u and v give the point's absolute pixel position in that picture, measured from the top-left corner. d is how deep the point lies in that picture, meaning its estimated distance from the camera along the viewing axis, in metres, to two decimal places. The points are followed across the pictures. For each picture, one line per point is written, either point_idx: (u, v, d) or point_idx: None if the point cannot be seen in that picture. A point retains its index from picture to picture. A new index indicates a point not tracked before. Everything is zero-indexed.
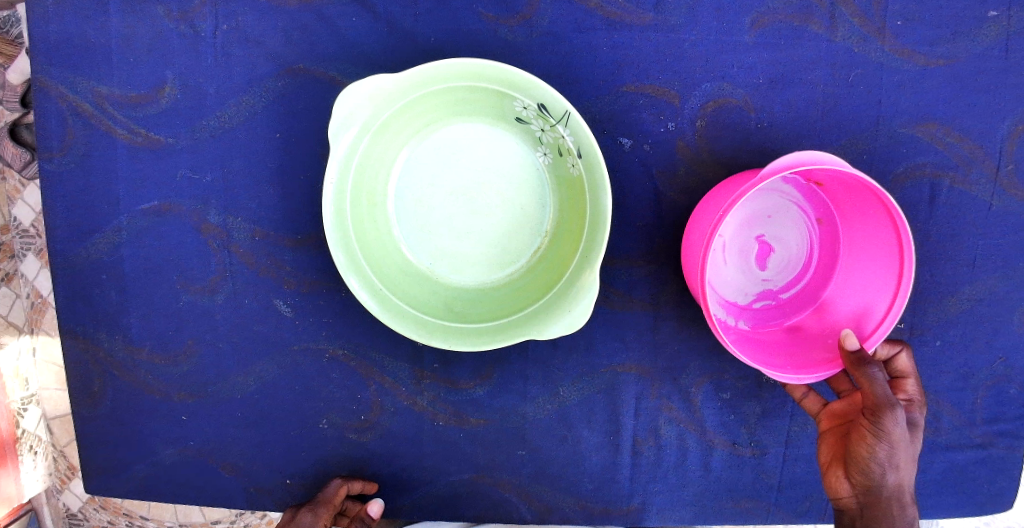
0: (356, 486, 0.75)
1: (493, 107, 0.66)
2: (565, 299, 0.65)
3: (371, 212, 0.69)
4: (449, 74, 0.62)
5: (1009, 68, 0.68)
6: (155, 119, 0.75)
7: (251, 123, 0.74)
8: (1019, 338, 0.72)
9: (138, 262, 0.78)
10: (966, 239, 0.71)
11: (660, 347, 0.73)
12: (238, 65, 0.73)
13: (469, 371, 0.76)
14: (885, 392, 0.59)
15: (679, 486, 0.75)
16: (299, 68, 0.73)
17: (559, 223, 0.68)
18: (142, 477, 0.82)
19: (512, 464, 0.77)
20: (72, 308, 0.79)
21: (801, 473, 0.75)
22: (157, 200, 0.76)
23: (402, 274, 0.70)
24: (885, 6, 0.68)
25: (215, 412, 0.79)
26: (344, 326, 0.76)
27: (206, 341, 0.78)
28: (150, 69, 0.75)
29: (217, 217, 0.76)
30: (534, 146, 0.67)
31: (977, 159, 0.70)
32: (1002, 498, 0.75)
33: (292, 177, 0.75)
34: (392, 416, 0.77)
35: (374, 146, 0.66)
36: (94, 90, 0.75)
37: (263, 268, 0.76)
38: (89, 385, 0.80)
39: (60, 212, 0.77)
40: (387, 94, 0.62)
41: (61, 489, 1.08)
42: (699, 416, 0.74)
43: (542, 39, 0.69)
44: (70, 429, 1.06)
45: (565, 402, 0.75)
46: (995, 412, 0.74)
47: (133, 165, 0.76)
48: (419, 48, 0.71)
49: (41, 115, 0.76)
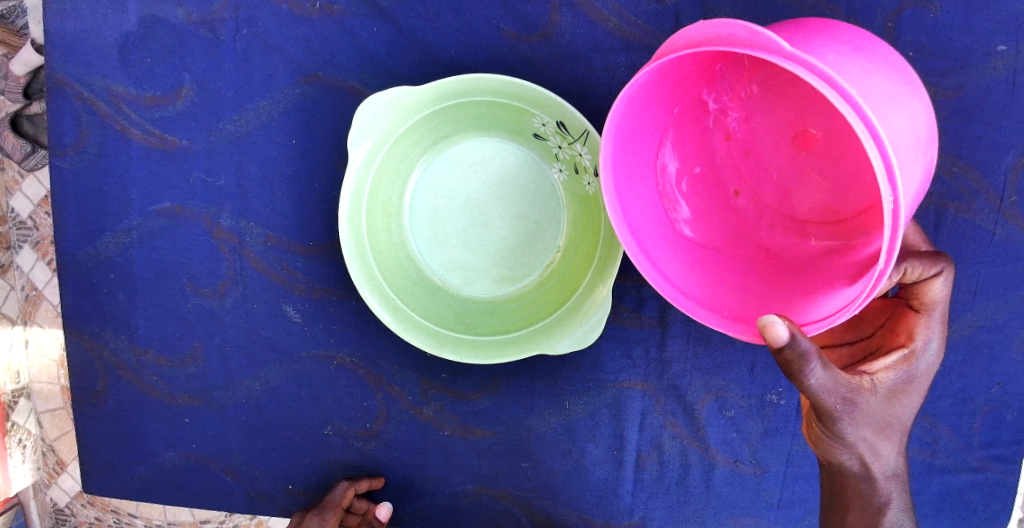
0: (363, 484, 0.76)
1: (512, 123, 0.67)
2: (578, 314, 0.65)
3: (386, 222, 0.69)
4: (469, 89, 0.63)
5: (1016, 101, 0.70)
6: (171, 121, 0.76)
7: (267, 130, 0.74)
8: (1017, 367, 0.73)
9: (148, 264, 0.78)
10: (968, 266, 0.72)
11: (666, 364, 0.74)
12: (256, 71, 0.74)
13: (477, 383, 0.76)
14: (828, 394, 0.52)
15: (679, 502, 0.76)
16: (318, 76, 0.73)
17: (572, 239, 0.69)
18: (144, 477, 0.82)
19: (515, 475, 0.77)
20: (81, 305, 0.79)
21: (801, 493, 0.75)
22: (170, 201, 0.77)
23: (414, 285, 0.70)
24: (897, 38, 0.70)
25: (220, 415, 0.79)
26: (353, 334, 0.76)
27: (214, 345, 0.78)
28: (169, 72, 0.75)
29: (229, 222, 0.76)
30: (549, 163, 0.68)
31: (980, 190, 0.71)
32: (996, 523, 0.76)
33: (307, 183, 0.75)
34: (397, 425, 0.77)
35: (392, 157, 0.67)
36: (111, 89, 0.76)
37: (273, 274, 0.76)
38: (94, 383, 0.81)
39: (73, 210, 0.78)
40: (407, 106, 0.63)
41: (48, 483, 1.07)
42: (702, 433, 0.75)
43: (561, 56, 0.70)
44: (60, 424, 1.05)
45: (570, 415, 0.76)
46: (991, 437, 0.75)
47: (147, 166, 0.76)
48: (439, 61, 0.72)
49: (57, 113, 0.76)
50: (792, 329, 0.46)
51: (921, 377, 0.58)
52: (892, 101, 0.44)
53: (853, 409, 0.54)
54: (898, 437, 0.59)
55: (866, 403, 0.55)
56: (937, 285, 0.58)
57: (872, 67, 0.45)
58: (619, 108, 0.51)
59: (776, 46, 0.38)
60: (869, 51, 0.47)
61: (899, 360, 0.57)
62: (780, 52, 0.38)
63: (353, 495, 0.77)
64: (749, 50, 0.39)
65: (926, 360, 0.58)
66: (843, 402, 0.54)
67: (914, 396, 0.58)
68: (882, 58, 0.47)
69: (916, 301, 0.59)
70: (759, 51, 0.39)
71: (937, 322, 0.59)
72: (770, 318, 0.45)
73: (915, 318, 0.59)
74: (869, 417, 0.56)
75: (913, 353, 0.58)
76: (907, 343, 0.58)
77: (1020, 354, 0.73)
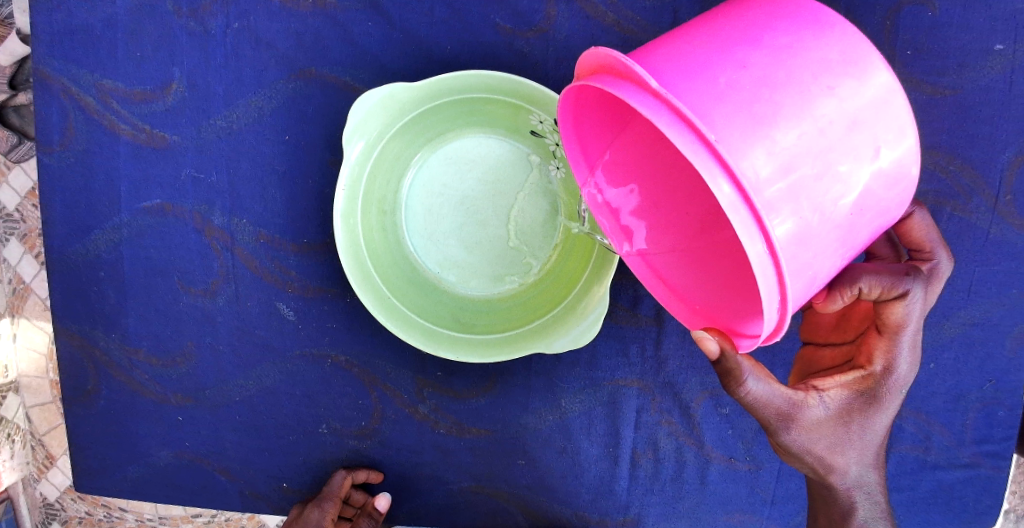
0: (361, 475, 0.76)
1: (508, 120, 0.67)
2: (575, 312, 0.65)
3: (380, 220, 0.68)
4: (465, 85, 0.63)
5: (1012, 99, 0.70)
6: (160, 117, 0.74)
7: (260, 125, 0.73)
8: (1009, 363, 0.74)
9: (137, 262, 0.77)
10: (962, 264, 0.73)
11: (662, 363, 0.74)
12: (248, 65, 0.73)
13: (471, 382, 0.76)
14: (766, 407, 0.54)
15: (674, 499, 0.76)
16: (311, 71, 0.72)
17: (569, 237, 0.68)
18: (136, 477, 0.81)
19: (510, 473, 0.77)
20: (69, 304, 0.78)
21: (795, 488, 0.75)
22: (161, 199, 0.75)
23: (409, 284, 0.69)
24: (896, 35, 0.69)
25: (213, 415, 0.78)
26: (347, 333, 0.75)
27: (206, 344, 0.77)
28: (157, 66, 0.74)
29: (221, 219, 0.75)
30: (546, 160, 0.68)
31: (976, 189, 0.71)
32: (986, 516, 0.77)
33: (300, 181, 0.74)
34: (392, 424, 0.77)
35: (387, 155, 0.66)
36: (98, 84, 0.74)
37: (266, 272, 0.75)
38: (83, 384, 0.79)
39: (60, 207, 0.76)
40: (401, 102, 0.63)
41: (38, 478, 1.06)
42: (697, 431, 0.75)
43: (558, 53, 0.69)
44: (49, 418, 1.04)
45: (567, 413, 0.76)
46: (982, 433, 0.75)
47: (135, 163, 0.75)
48: (433, 57, 0.71)
49: (43, 108, 0.75)
50: (725, 343, 0.50)
51: (883, 399, 0.55)
52: (818, 114, 0.38)
53: (791, 425, 0.55)
54: (861, 453, 0.58)
55: (808, 420, 0.55)
56: (902, 306, 0.52)
57: (799, 70, 0.39)
58: (581, 113, 0.56)
59: (646, 81, 0.37)
60: (807, 46, 0.39)
61: (854, 380, 0.55)
62: (649, 89, 0.37)
63: (352, 485, 0.77)
64: (621, 85, 0.39)
65: (888, 383, 0.55)
66: (777, 417, 0.55)
67: (880, 413, 0.56)
68: (826, 51, 0.40)
69: (880, 322, 0.54)
70: (631, 87, 0.38)
71: (906, 343, 0.54)
72: (702, 333, 0.50)
73: (878, 339, 0.55)
74: (814, 434, 0.56)
75: (870, 375, 0.55)
76: (867, 364, 0.55)
77: (1012, 351, 0.74)
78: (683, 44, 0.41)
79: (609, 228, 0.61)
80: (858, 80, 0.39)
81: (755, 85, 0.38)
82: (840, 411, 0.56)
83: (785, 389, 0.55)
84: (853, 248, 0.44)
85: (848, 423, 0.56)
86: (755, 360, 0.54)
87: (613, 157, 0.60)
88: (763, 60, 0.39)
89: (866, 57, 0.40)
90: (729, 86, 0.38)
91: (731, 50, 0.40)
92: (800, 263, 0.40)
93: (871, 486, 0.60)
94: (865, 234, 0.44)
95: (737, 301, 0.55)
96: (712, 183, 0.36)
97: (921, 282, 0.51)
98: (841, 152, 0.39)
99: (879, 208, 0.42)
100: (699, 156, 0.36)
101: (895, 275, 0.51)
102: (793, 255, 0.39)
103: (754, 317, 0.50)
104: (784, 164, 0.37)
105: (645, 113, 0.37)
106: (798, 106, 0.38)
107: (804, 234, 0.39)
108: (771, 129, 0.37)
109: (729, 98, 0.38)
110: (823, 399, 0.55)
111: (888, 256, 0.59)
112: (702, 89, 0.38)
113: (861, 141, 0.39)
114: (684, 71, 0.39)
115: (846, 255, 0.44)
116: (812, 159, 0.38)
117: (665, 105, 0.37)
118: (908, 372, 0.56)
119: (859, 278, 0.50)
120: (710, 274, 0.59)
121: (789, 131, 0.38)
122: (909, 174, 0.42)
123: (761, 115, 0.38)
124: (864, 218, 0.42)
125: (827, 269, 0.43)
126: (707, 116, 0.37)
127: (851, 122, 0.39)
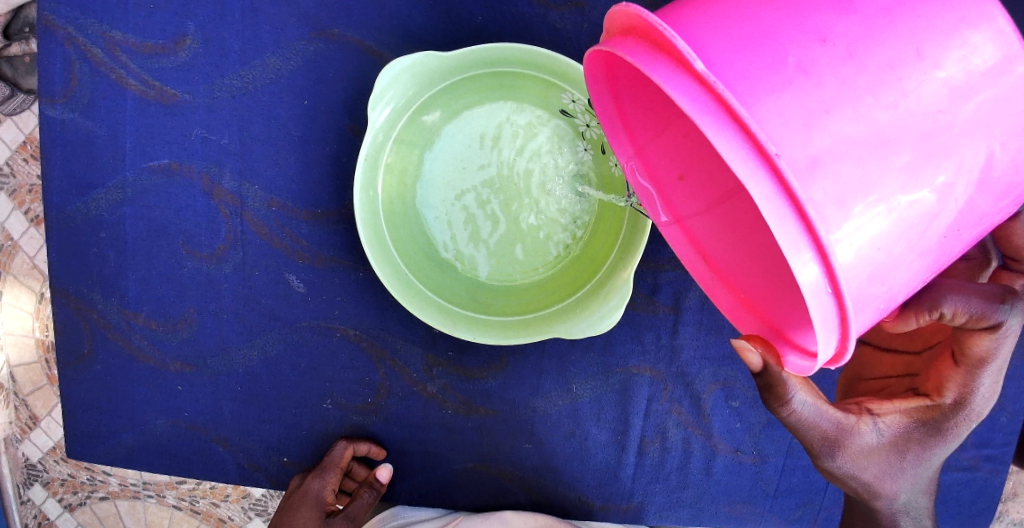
0: (362, 447, 0.75)
1: (539, 96, 0.65)
2: (596, 298, 0.64)
3: (400, 194, 0.66)
4: (500, 57, 0.62)
5: None
6: (169, 73, 0.71)
7: (276, 87, 0.71)
8: (1016, 370, 0.74)
9: (140, 222, 0.74)
10: None
11: (676, 351, 0.73)
12: (267, 23, 0.70)
13: (482, 361, 0.75)
14: (813, 427, 0.54)
15: (678, 487, 0.76)
16: (332, 32, 0.70)
17: (590, 220, 0.67)
18: (128, 444, 0.79)
19: (514, 455, 0.76)
20: (65, 265, 0.75)
21: (798, 481, 0.76)
22: (167, 157, 0.73)
23: (425, 259, 0.67)
24: None
25: (212, 384, 0.76)
26: (358, 305, 0.74)
27: (208, 310, 0.75)
28: (170, 19, 0.71)
29: (231, 183, 0.72)
30: (573, 143, 0.66)
31: None
32: (979, 518, 0.77)
33: (315, 147, 0.72)
34: (399, 401, 0.76)
35: (412, 126, 0.65)
36: (106, 34, 0.71)
37: (275, 239, 0.73)
38: (77, 346, 0.77)
39: (58, 163, 0.73)
40: (430, 70, 0.61)
41: (20, 439, 1.04)
42: (706, 421, 0.75)
43: (591, 29, 0.68)
44: (37, 378, 1.02)
45: (577, 398, 0.75)
46: (984, 437, 0.76)
47: (143, 119, 0.72)
48: (462, 25, 0.69)
49: (44, 55, 0.71)
50: (768, 357, 0.50)
51: (948, 433, 0.54)
52: (908, 122, 0.36)
53: (838, 449, 0.55)
54: (912, 482, 0.57)
55: (859, 445, 0.55)
56: (989, 340, 0.50)
57: (890, 51, 0.37)
58: (615, 80, 0.54)
59: (690, 63, 0.36)
60: (900, 17, 0.37)
61: (914, 408, 0.55)
62: (693, 72, 0.36)
63: (353, 455, 0.76)
64: (664, 66, 0.37)
65: (957, 417, 0.54)
66: (823, 440, 0.54)
67: (941, 444, 0.55)
68: (934, 22, 0.37)
69: (961, 353, 0.53)
70: (671, 66, 0.37)
71: (985, 378, 0.53)
72: (745, 344, 0.49)
73: (953, 371, 0.54)
74: (863, 460, 0.55)
75: (937, 407, 0.54)
76: (937, 394, 0.55)
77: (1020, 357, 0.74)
78: (745, 8, 0.38)
79: (647, 202, 0.61)
80: (965, 62, 0.37)
81: (827, 68, 0.36)
82: (894, 438, 0.55)
83: (835, 411, 0.54)
84: (934, 264, 0.43)
85: (904, 451, 0.55)
86: (802, 379, 0.53)
87: (658, 147, 0.60)
88: (844, 36, 0.37)
89: (980, 29, 0.37)
90: (799, 69, 0.36)
91: (807, 20, 0.37)
92: (869, 294, 0.40)
93: (917, 512, 0.59)
94: (949, 249, 0.42)
95: (778, 289, 0.53)
96: (763, 200, 0.35)
97: (1018, 313, 0.49)
98: (924, 161, 0.37)
99: (970, 223, 0.41)
100: (747, 164, 0.35)
101: (988, 303, 0.48)
102: (860, 282, 0.39)
103: (802, 315, 0.49)
104: (858, 182, 0.36)
105: (686, 102, 0.35)
106: (885, 105, 0.36)
107: (875, 259, 0.38)
108: (845, 131, 0.36)
109: (795, 85, 0.36)
110: (877, 425, 0.55)
111: (976, 256, 0.58)
112: (762, 75, 0.36)
113: (949, 148, 0.37)
114: (745, 45, 0.37)
115: (926, 276, 0.43)
116: (886, 170, 0.37)
117: (708, 92, 0.35)
118: (981, 406, 0.55)
119: (944, 301, 0.48)
120: (754, 259, 0.57)
121: (870, 144, 0.36)
122: (1005, 181, 0.40)
123: (836, 112, 0.36)
124: (953, 236, 0.41)
125: (902, 291, 0.43)
126: (766, 108, 0.36)
127: (944, 121, 0.37)
